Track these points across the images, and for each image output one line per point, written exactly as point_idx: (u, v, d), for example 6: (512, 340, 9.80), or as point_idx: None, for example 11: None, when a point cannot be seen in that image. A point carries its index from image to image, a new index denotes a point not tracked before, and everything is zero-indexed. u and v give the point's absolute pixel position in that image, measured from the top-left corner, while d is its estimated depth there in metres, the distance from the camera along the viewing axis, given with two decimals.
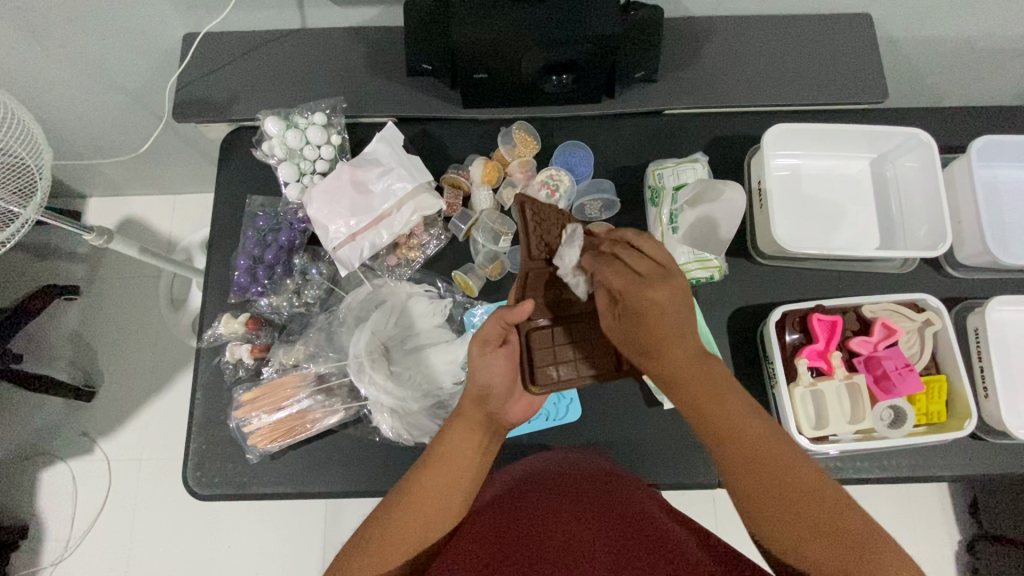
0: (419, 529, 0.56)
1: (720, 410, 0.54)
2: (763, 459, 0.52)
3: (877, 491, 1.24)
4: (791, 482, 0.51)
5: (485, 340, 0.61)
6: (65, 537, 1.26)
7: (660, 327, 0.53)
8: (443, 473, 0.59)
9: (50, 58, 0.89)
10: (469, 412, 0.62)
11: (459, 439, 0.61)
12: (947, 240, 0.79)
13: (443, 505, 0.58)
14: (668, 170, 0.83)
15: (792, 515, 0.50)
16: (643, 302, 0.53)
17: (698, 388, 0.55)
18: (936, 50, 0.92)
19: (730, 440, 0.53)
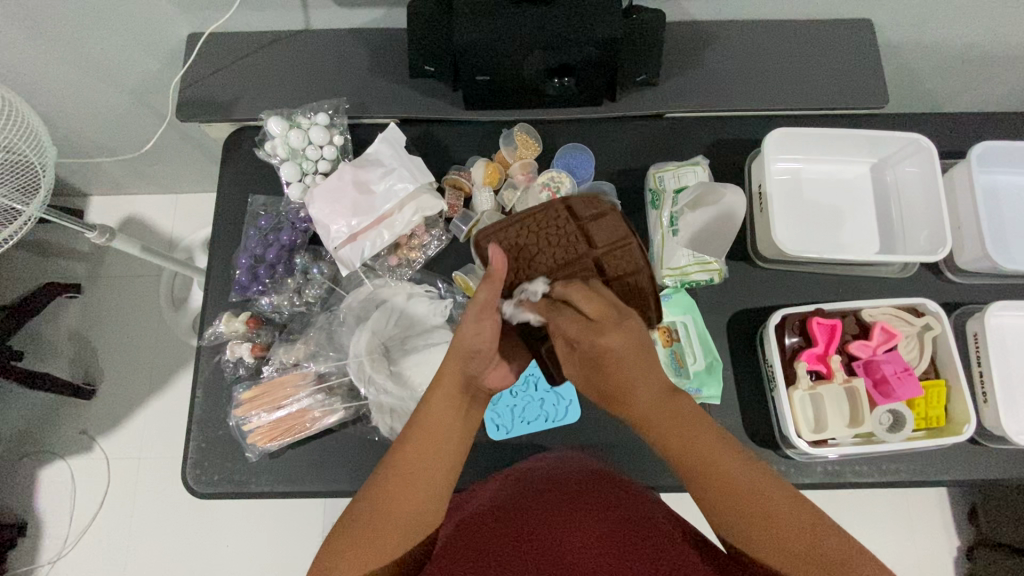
0: (411, 506, 0.56)
1: (695, 447, 0.55)
2: (736, 494, 0.53)
3: (877, 495, 1.24)
4: (766, 512, 0.52)
5: (484, 305, 0.59)
6: (63, 534, 1.26)
7: (620, 371, 0.55)
8: (429, 448, 0.58)
9: (54, 56, 0.90)
10: (452, 379, 0.60)
11: (441, 408, 0.59)
12: (947, 245, 0.79)
13: (432, 478, 0.57)
14: (669, 173, 0.84)
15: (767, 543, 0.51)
16: (596, 350, 0.55)
17: (666, 430, 0.56)
18: (937, 56, 0.93)
19: (702, 479, 0.54)
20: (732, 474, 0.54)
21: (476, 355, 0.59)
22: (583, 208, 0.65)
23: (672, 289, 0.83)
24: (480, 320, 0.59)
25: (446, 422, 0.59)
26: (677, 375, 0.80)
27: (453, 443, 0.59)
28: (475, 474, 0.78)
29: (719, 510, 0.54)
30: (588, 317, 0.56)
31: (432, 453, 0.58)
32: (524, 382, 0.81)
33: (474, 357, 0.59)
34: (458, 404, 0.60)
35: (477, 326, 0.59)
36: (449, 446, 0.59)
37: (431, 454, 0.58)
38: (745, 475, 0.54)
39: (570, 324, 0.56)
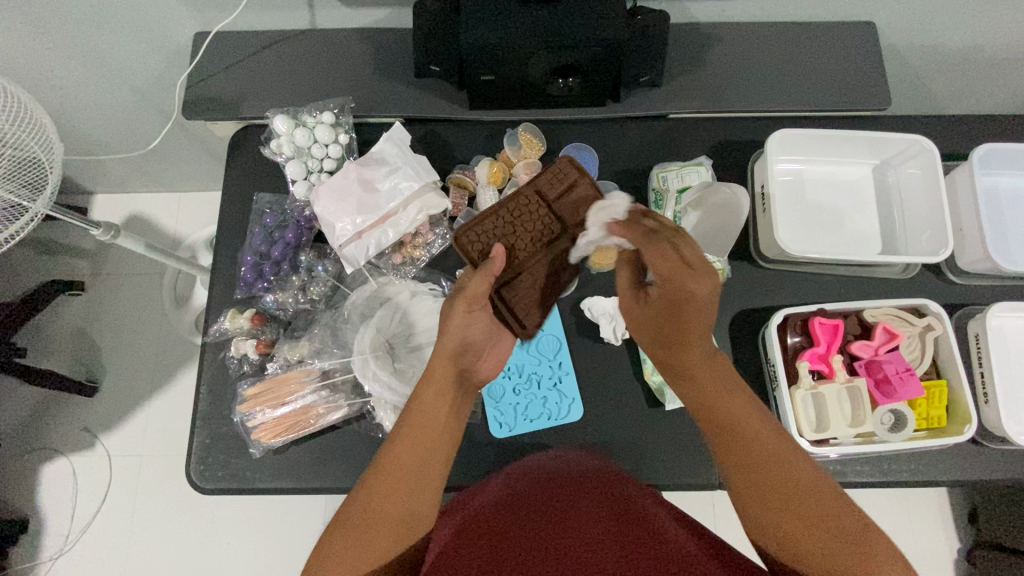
0: (401, 497, 0.57)
1: (732, 410, 0.61)
2: (756, 460, 0.57)
3: (878, 496, 1.24)
4: (785, 479, 0.56)
5: (473, 299, 0.64)
6: (65, 531, 1.26)
7: (688, 317, 0.63)
8: (417, 441, 0.60)
9: (61, 54, 0.90)
10: (438, 375, 0.64)
11: (428, 402, 0.62)
12: (948, 246, 0.79)
13: (421, 470, 0.59)
14: (673, 173, 0.84)
15: (780, 511, 0.54)
16: (681, 291, 0.62)
17: (706, 386, 0.62)
18: (939, 59, 0.93)
19: (728, 438, 0.60)
20: (758, 441, 0.59)
21: (469, 348, 0.64)
22: (551, 187, 0.72)
23: None
24: (472, 311, 0.64)
25: (432, 415, 0.62)
26: None
27: (439, 438, 0.62)
28: (478, 471, 0.78)
29: (748, 475, 0.57)
30: (685, 263, 0.61)
31: (420, 446, 0.60)
32: (527, 380, 0.81)
33: (467, 351, 0.64)
34: (446, 398, 0.63)
35: (466, 318, 0.63)
36: (435, 439, 0.62)
37: (420, 449, 0.60)
38: (760, 432, 0.59)
39: (661, 263, 0.62)
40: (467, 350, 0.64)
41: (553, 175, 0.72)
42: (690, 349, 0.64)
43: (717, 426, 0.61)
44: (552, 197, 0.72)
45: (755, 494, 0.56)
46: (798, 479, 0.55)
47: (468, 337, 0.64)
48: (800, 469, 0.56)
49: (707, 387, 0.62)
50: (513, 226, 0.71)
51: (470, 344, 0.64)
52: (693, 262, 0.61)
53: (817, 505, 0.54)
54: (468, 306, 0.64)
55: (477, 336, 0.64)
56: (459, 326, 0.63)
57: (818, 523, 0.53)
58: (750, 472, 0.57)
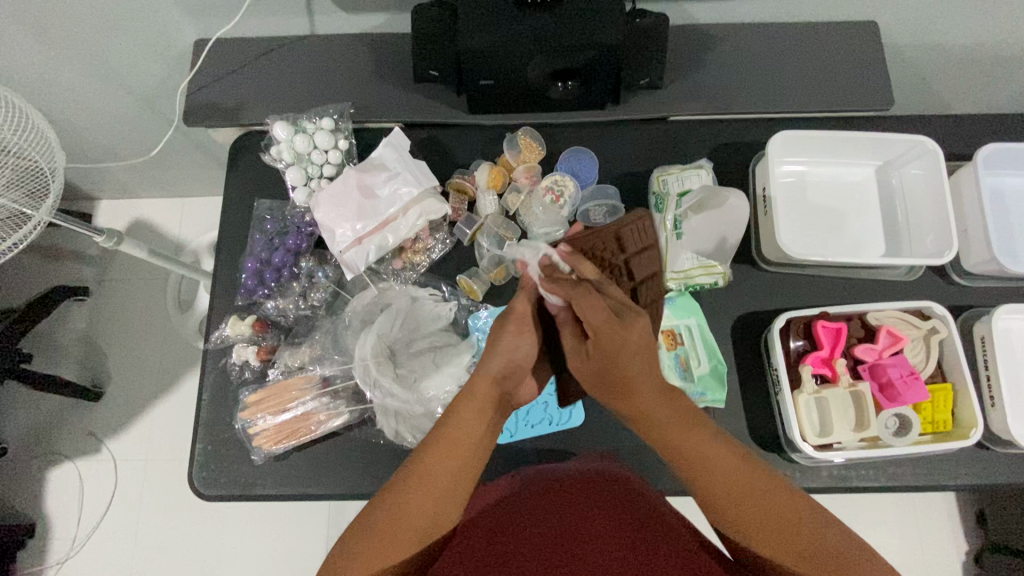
0: (430, 510, 0.56)
1: (690, 438, 0.58)
2: (726, 491, 0.56)
3: (885, 501, 1.23)
4: (761, 505, 0.55)
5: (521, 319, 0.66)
6: (71, 536, 1.27)
7: (629, 378, 0.57)
8: (447, 460, 0.58)
9: (63, 63, 0.91)
10: (480, 393, 0.62)
11: (465, 419, 0.61)
12: (953, 248, 0.78)
13: (454, 485, 0.58)
14: (673, 176, 0.83)
15: (757, 532, 0.54)
16: (619, 349, 0.57)
17: (668, 429, 0.59)
18: (942, 58, 0.92)
19: (697, 479, 0.57)
20: (729, 470, 0.57)
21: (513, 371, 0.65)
22: (631, 241, 0.72)
23: (676, 292, 0.83)
24: (519, 334, 0.66)
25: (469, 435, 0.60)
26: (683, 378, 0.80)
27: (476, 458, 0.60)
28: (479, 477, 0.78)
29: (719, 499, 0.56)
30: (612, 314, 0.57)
31: (451, 465, 0.58)
32: None
33: (513, 372, 0.65)
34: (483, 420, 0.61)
35: (514, 340, 0.65)
36: (465, 461, 0.59)
37: (454, 465, 0.58)
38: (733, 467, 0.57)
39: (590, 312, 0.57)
40: (512, 372, 0.65)
41: (632, 232, 0.72)
42: (637, 400, 0.59)
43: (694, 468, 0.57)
44: (628, 250, 0.72)
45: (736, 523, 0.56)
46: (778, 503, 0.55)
47: (513, 359, 0.65)
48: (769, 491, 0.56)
49: (662, 420, 0.59)
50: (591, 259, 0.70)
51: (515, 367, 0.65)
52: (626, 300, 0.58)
53: (792, 515, 0.54)
54: (517, 328, 0.66)
55: (523, 361, 0.66)
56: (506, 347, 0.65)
57: (813, 550, 0.53)
58: (730, 504, 0.56)
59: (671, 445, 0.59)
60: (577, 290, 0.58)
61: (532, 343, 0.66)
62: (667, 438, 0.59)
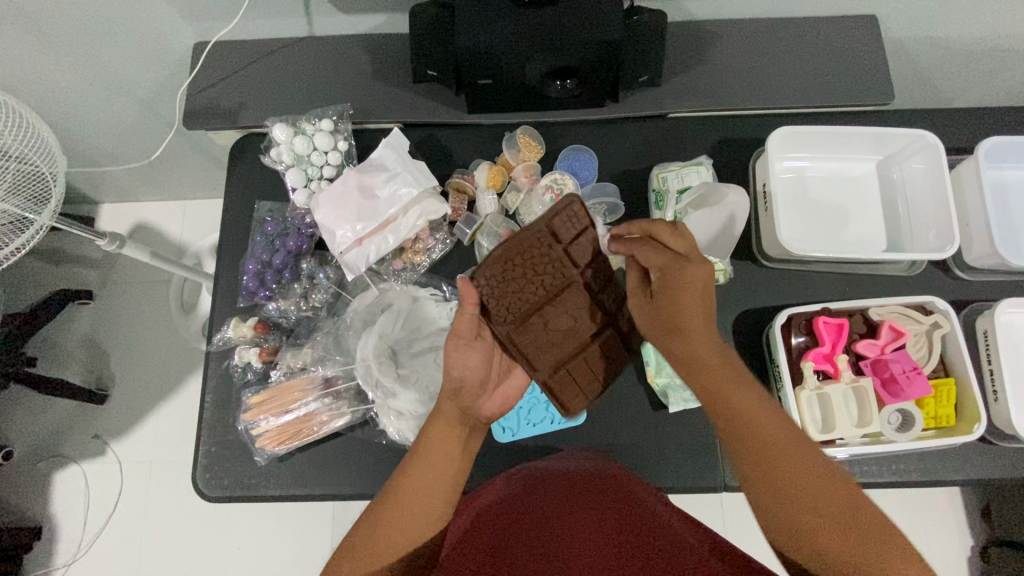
0: (412, 521, 0.57)
1: (734, 390, 0.61)
2: (762, 440, 0.58)
3: (889, 496, 1.23)
4: (803, 468, 0.56)
5: (459, 334, 0.61)
6: (78, 538, 1.27)
7: (687, 309, 0.62)
8: (426, 477, 0.59)
9: (64, 68, 0.91)
10: (445, 410, 0.63)
11: (438, 439, 0.62)
12: (954, 242, 0.78)
13: (433, 496, 0.59)
14: (673, 173, 0.83)
15: (793, 494, 0.55)
16: (680, 277, 0.63)
17: (712, 372, 0.62)
18: (942, 52, 0.92)
19: (742, 432, 0.59)
20: (772, 424, 0.59)
21: (462, 391, 0.62)
22: (565, 229, 0.67)
23: None
24: (461, 348, 0.61)
25: (444, 448, 0.61)
26: None
27: (451, 468, 0.61)
28: (481, 476, 0.78)
29: (754, 452, 0.58)
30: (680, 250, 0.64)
31: (432, 478, 0.60)
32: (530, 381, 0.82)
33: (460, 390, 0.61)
34: (457, 433, 0.62)
35: (458, 355, 0.61)
36: (441, 474, 0.60)
37: (431, 477, 0.60)
38: (773, 416, 0.59)
39: (652, 256, 0.64)
40: (462, 388, 0.62)
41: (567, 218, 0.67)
42: (690, 339, 0.63)
43: (743, 420, 0.59)
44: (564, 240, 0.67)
45: (773, 483, 0.56)
46: (817, 473, 0.55)
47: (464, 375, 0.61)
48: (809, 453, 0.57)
49: (716, 368, 0.62)
50: (526, 267, 0.66)
51: (463, 384, 0.61)
52: (685, 247, 0.64)
53: (825, 478, 0.55)
54: (462, 341, 0.61)
55: (472, 373, 0.62)
56: (452, 364, 0.61)
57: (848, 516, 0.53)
58: (764, 458, 0.57)
59: (717, 389, 0.62)
60: (654, 227, 0.64)
61: (477, 356, 0.62)
62: (711, 380, 0.62)
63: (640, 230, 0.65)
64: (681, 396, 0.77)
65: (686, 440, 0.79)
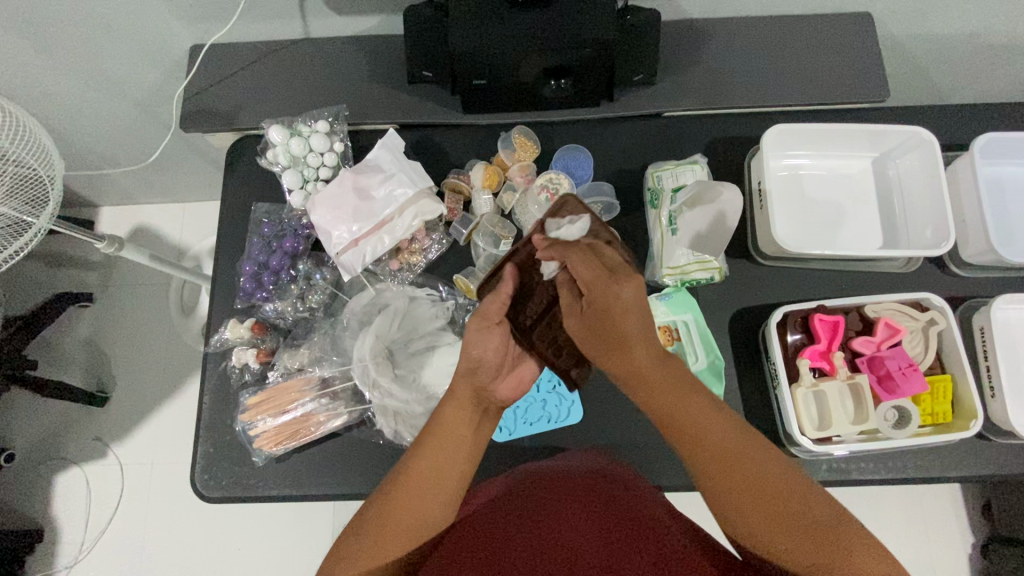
0: (417, 507, 0.57)
1: (686, 404, 0.57)
2: (719, 459, 0.54)
3: (888, 493, 1.22)
4: (753, 474, 0.53)
5: (484, 316, 0.61)
6: (80, 539, 1.28)
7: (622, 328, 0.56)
8: (438, 459, 0.59)
9: (62, 72, 0.92)
10: (459, 393, 0.62)
11: (452, 421, 0.61)
12: (950, 239, 0.78)
13: (441, 481, 0.59)
14: (667, 172, 0.84)
15: (744, 500, 0.53)
16: (609, 297, 0.55)
17: (663, 390, 0.58)
18: (938, 49, 0.92)
19: (696, 449, 0.56)
20: (718, 434, 0.56)
21: (481, 366, 0.61)
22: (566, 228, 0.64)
23: (672, 288, 0.83)
24: (484, 330, 0.61)
25: (454, 433, 0.61)
26: None
27: (460, 455, 0.60)
28: (478, 475, 0.79)
29: (710, 471, 0.55)
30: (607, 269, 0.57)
31: (440, 463, 0.59)
32: None
33: (478, 367, 0.61)
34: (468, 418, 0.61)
35: (478, 336, 0.61)
36: (454, 459, 0.60)
37: (439, 461, 0.59)
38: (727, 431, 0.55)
39: (582, 269, 0.57)
40: (480, 366, 0.61)
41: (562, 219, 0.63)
42: (632, 355, 0.57)
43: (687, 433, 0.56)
44: None
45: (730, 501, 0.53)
46: (770, 478, 0.53)
47: (482, 355, 0.61)
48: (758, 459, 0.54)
49: (659, 381, 0.58)
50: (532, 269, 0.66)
51: (482, 362, 0.61)
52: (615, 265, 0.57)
53: (780, 492, 0.52)
54: (484, 325, 0.62)
55: (492, 354, 0.61)
56: (472, 343, 0.61)
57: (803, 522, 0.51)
58: (720, 477, 0.54)
59: (665, 406, 0.57)
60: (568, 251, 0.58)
61: (499, 338, 0.62)
62: (658, 398, 0.58)
63: (557, 251, 0.59)
64: None
65: None
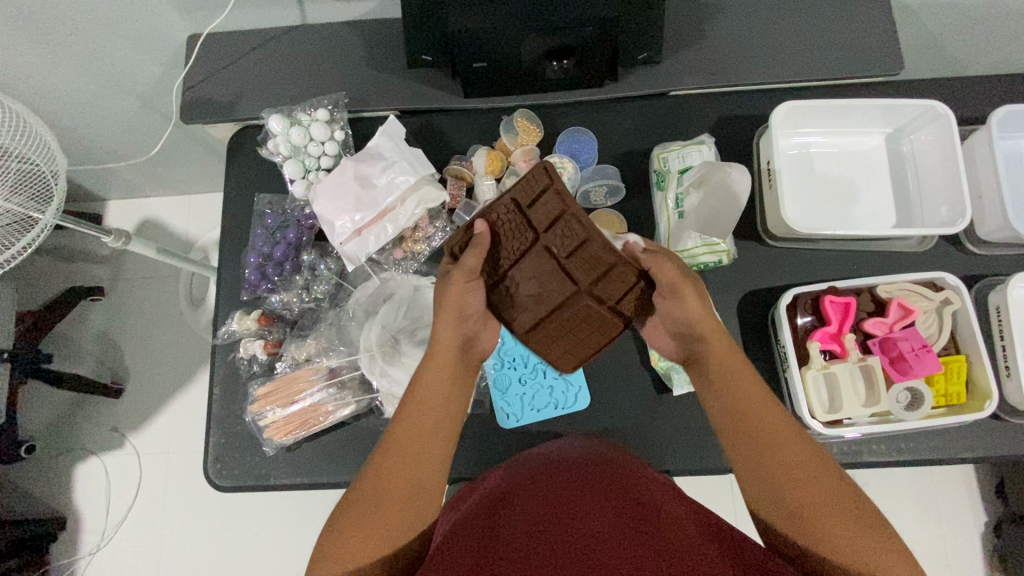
0: (411, 473, 0.58)
1: (765, 427, 0.58)
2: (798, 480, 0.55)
3: (902, 474, 1.22)
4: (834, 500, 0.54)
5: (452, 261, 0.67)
6: (101, 528, 1.31)
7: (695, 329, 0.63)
8: (424, 424, 0.60)
9: (60, 66, 0.91)
10: (440, 353, 0.63)
11: (432, 385, 0.62)
12: (965, 216, 0.76)
13: (430, 445, 0.60)
14: (673, 153, 0.81)
15: (785, 483, 0.55)
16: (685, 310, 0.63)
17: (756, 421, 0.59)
18: (954, 19, 0.89)
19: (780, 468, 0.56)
20: (803, 460, 0.56)
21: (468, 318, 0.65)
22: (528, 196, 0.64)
23: None
24: (467, 282, 0.64)
25: (437, 396, 0.61)
26: None
27: (445, 415, 0.61)
28: (486, 461, 0.79)
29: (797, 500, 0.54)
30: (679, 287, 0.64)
31: (426, 425, 0.60)
32: (534, 369, 0.81)
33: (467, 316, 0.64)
34: (449, 377, 0.62)
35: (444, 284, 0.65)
36: (437, 421, 0.61)
37: (426, 423, 0.60)
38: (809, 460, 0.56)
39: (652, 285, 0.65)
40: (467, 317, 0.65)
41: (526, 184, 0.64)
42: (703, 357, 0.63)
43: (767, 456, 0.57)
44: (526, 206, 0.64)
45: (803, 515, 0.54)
46: (816, 477, 0.55)
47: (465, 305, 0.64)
48: (794, 439, 0.57)
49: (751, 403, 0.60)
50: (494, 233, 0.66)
51: (466, 311, 0.64)
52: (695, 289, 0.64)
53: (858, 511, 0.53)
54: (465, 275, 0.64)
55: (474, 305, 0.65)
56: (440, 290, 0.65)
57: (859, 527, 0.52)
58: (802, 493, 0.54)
59: (758, 431, 0.58)
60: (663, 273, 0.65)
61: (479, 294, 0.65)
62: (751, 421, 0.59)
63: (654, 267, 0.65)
64: (684, 377, 0.77)
65: (690, 422, 0.79)
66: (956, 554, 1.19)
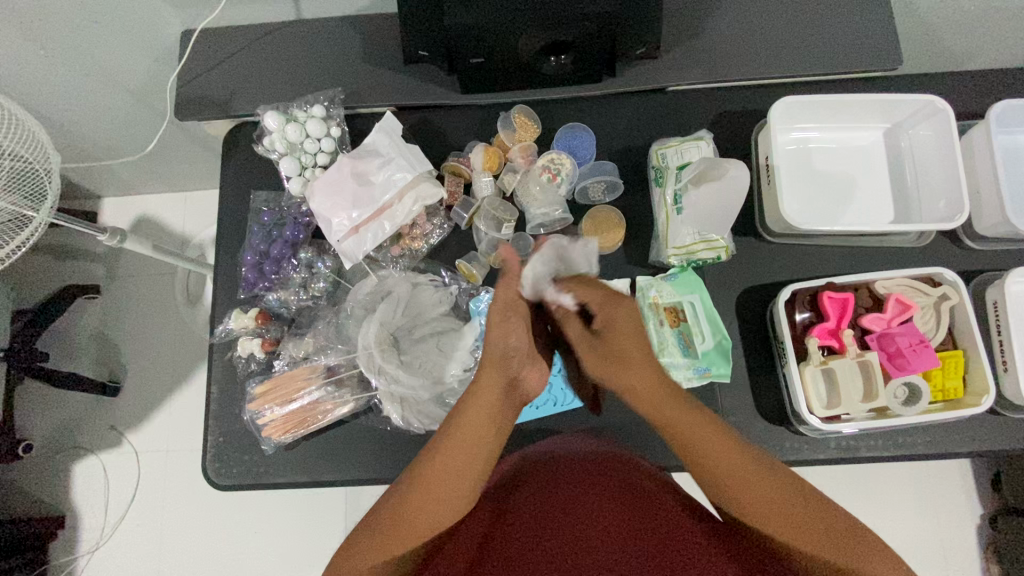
0: (444, 505, 0.56)
1: (716, 456, 0.56)
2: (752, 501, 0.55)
3: (898, 467, 1.22)
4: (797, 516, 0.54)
5: None
6: (100, 526, 1.31)
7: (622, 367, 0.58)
8: (461, 456, 0.57)
9: (53, 63, 0.90)
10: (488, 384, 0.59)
11: (476, 417, 0.58)
12: (964, 211, 0.76)
13: (467, 480, 0.57)
14: (672, 149, 0.81)
15: (745, 500, 0.55)
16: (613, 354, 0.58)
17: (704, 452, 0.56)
18: (954, 13, 0.88)
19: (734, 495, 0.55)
20: (757, 480, 0.55)
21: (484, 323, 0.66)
22: None
23: (678, 267, 0.82)
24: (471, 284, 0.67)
25: (482, 432, 0.57)
26: (685, 355, 0.80)
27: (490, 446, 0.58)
28: None
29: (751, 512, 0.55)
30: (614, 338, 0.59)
31: (467, 460, 0.57)
32: None
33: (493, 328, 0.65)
34: (497, 409, 0.59)
35: None
36: (478, 458, 0.57)
37: (467, 456, 0.57)
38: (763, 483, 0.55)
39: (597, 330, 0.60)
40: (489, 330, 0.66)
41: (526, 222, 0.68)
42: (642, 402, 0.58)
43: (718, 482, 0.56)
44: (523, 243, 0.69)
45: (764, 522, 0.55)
46: (774, 492, 0.55)
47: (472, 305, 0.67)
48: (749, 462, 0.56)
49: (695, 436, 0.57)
50: None
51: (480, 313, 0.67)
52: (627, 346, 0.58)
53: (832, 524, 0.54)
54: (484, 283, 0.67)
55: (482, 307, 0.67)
56: None
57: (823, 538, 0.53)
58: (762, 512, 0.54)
59: (701, 464, 0.56)
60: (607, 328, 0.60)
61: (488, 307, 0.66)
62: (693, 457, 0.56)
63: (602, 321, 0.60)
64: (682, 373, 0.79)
65: None
66: (952, 546, 1.19)
